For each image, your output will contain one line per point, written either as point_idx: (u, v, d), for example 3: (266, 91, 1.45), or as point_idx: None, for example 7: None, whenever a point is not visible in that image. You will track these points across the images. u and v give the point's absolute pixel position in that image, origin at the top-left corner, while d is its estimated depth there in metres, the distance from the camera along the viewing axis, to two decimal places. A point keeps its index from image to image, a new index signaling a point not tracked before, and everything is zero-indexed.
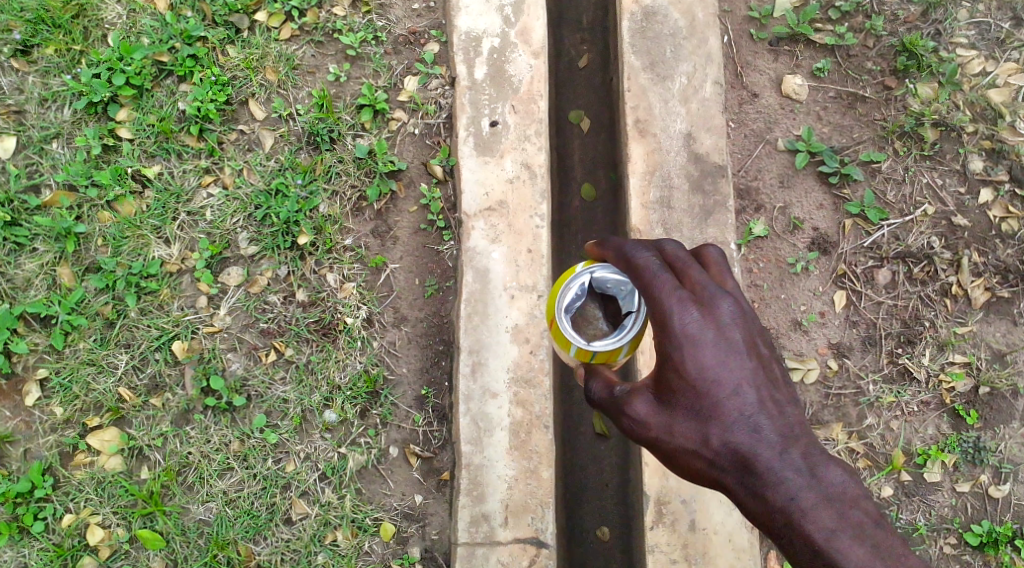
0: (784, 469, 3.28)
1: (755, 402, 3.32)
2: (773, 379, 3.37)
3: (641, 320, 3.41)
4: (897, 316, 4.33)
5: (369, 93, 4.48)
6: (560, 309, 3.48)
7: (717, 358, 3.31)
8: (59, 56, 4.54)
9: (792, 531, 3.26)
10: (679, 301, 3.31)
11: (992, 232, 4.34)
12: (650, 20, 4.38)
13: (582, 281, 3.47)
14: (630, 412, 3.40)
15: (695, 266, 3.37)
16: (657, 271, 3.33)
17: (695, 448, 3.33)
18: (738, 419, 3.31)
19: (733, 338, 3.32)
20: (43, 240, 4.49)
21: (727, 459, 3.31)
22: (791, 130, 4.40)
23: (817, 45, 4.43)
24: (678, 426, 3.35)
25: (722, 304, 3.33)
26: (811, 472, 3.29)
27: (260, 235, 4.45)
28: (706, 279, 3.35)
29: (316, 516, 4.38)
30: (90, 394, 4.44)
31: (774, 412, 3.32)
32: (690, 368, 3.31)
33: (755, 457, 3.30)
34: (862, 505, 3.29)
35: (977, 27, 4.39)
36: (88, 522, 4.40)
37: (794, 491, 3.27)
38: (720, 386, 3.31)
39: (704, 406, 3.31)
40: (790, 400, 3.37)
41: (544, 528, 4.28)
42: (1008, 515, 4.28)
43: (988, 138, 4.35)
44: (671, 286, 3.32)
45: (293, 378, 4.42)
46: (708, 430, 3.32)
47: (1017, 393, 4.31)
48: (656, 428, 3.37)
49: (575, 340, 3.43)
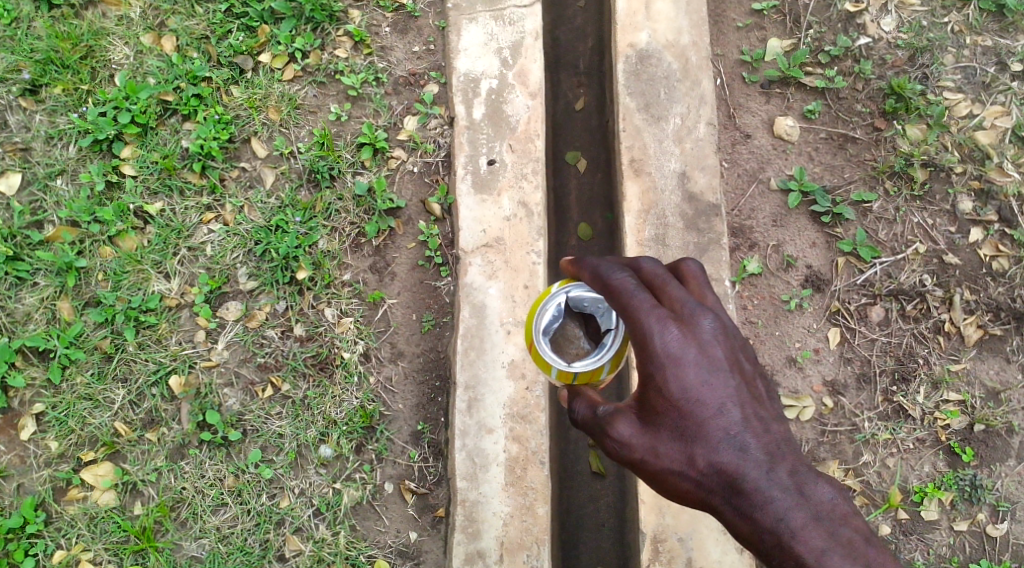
0: (771, 488, 3.24)
1: (740, 420, 3.29)
2: (758, 396, 3.35)
3: (621, 338, 3.45)
4: (891, 353, 4.36)
5: (369, 132, 4.57)
6: (538, 332, 3.51)
7: (699, 376, 3.29)
8: (66, 95, 4.63)
9: (783, 553, 3.20)
10: (658, 319, 3.29)
11: (983, 271, 4.40)
12: (644, 63, 4.48)
13: (558, 302, 3.51)
14: (614, 434, 3.40)
15: (673, 283, 3.35)
16: (635, 291, 3.31)
17: (681, 469, 3.31)
18: (723, 439, 3.28)
19: (715, 356, 3.30)
20: (44, 274, 4.53)
21: (713, 479, 3.29)
22: (784, 170, 4.49)
23: (808, 88, 4.53)
24: (663, 446, 3.33)
25: (702, 321, 3.31)
26: (799, 491, 3.24)
27: (259, 270, 4.50)
28: (685, 295, 3.34)
29: (310, 553, 4.35)
30: (85, 428, 4.44)
31: (760, 430, 3.30)
32: (672, 388, 3.29)
33: (741, 476, 3.26)
34: (853, 522, 3.24)
35: (963, 71, 4.50)
36: (79, 559, 4.37)
37: (783, 512, 3.23)
38: (704, 405, 3.29)
39: (688, 426, 3.29)
40: (775, 417, 3.34)
41: (539, 566, 4.25)
42: (1006, 554, 4.26)
43: (976, 179, 4.43)
44: (650, 304, 3.30)
45: (289, 413, 4.42)
46: (693, 450, 3.29)
47: (1012, 431, 4.33)
48: (640, 450, 3.36)
49: (556, 362, 3.48)
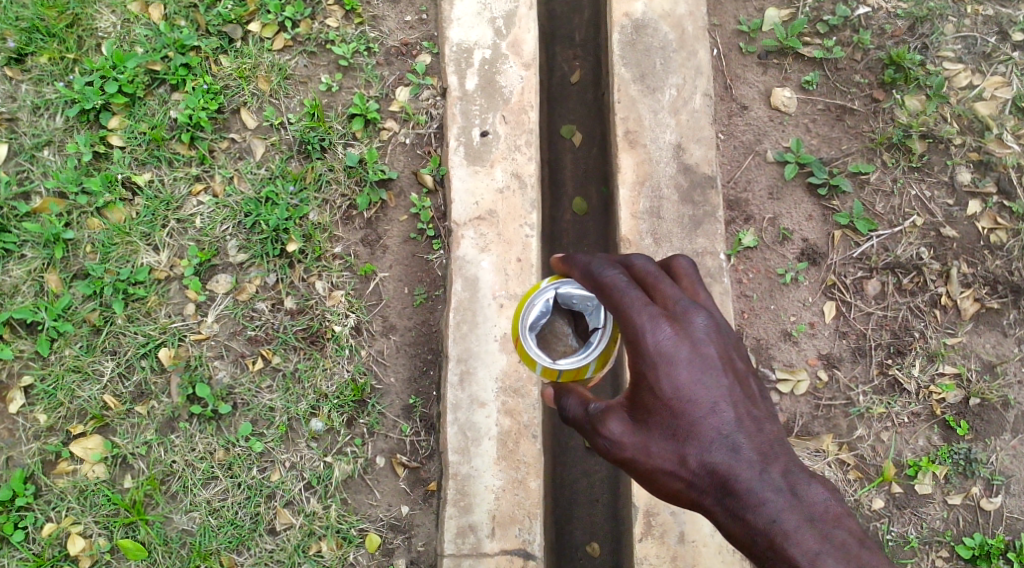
0: (764, 490, 3.20)
1: (732, 419, 3.26)
2: (751, 395, 3.31)
3: (608, 338, 3.41)
4: (886, 327, 4.32)
5: (360, 103, 4.51)
6: (525, 327, 3.47)
7: (692, 375, 3.25)
8: (53, 64, 4.56)
9: (776, 554, 3.17)
10: (650, 317, 3.27)
11: (980, 243, 4.35)
12: (640, 33, 4.42)
13: (547, 297, 3.47)
14: (605, 432, 3.35)
15: (665, 280, 3.33)
16: (627, 288, 3.29)
17: (673, 468, 3.27)
18: (716, 439, 3.24)
19: (708, 353, 3.27)
20: (32, 247, 4.47)
21: (705, 479, 3.25)
22: (780, 142, 4.43)
23: (806, 58, 4.47)
24: (655, 446, 3.29)
25: (696, 319, 3.29)
26: (792, 491, 3.20)
27: (249, 242, 4.45)
28: (678, 292, 3.32)
29: (301, 526, 4.31)
30: (74, 401, 4.39)
31: (753, 429, 3.26)
32: (664, 387, 3.25)
33: (734, 477, 3.22)
34: (847, 524, 3.19)
35: (963, 41, 4.43)
36: (69, 532, 4.32)
37: (776, 513, 3.19)
38: (696, 405, 3.25)
39: (681, 425, 3.25)
40: (768, 416, 3.30)
41: (532, 540, 4.22)
42: (1000, 528, 4.23)
43: (975, 150, 4.38)
44: (642, 302, 3.27)
45: (280, 387, 4.38)
46: (685, 450, 3.25)
47: (1007, 405, 4.29)
48: (632, 448, 3.31)
49: (541, 358, 3.43)
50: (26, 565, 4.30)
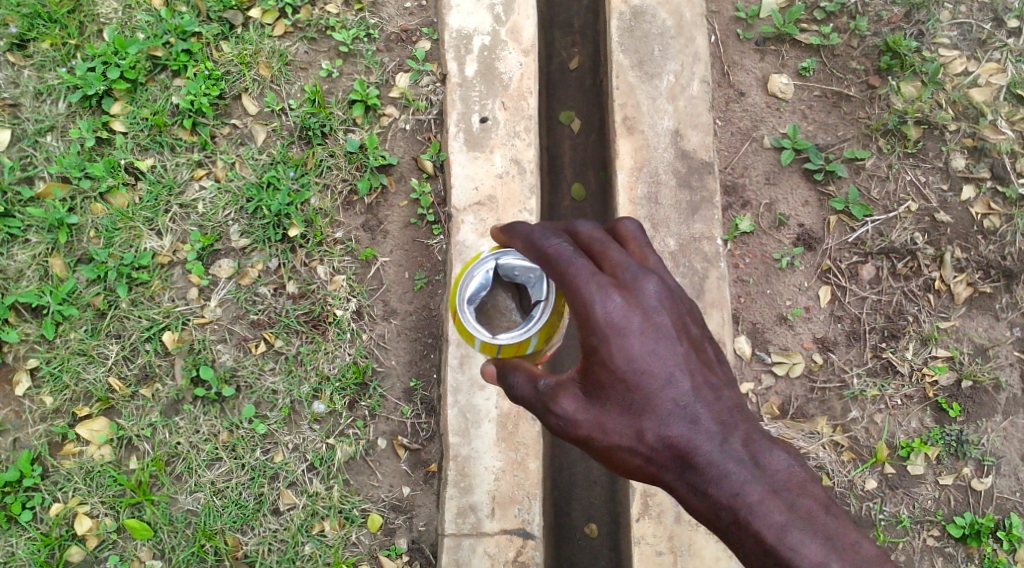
0: (725, 461, 3.28)
1: (689, 389, 3.33)
2: (705, 361, 3.39)
3: (549, 312, 3.45)
4: (881, 311, 4.37)
5: (361, 89, 4.56)
6: (464, 300, 3.50)
7: (645, 346, 3.31)
8: (54, 50, 4.59)
9: (741, 528, 3.23)
10: (599, 287, 3.30)
11: (974, 229, 4.40)
12: (638, 19, 4.46)
13: (487, 268, 3.51)
14: (558, 410, 3.40)
15: (613, 247, 3.37)
16: (574, 257, 3.32)
17: (631, 444, 3.34)
18: (673, 412, 3.31)
19: (659, 321, 3.33)
20: (36, 231, 4.52)
21: (664, 454, 3.32)
22: (777, 128, 4.48)
23: (803, 45, 4.52)
24: (610, 422, 3.35)
25: (647, 286, 3.34)
26: (754, 461, 3.28)
27: (251, 227, 4.50)
28: (626, 259, 3.36)
29: (304, 507, 4.38)
30: (80, 383, 4.45)
31: (709, 398, 3.34)
32: (618, 360, 3.30)
33: (693, 449, 3.30)
34: (811, 491, 3.27)
35: (959, 28, 4.47)
36: (76, 512, 4.39)
37: (740, 486, 3.26)
38: (651, 377, 3.31)
39: (637, 400, 3.32)
40: (724, 383, 3.38)
41: (531, 520, 4.30)
42: (991, 507, 4.29)
43: (970, 136, 4.42)
44: (590, 271, 3.30)
45: (283, 369, 4.44)
46: (642, 424, 3.32)
47: (999, 387, 4.35)
48: (588, 425, 3.37)
49: (480, 332, 3.47)
50: (35, 544, 4.37)
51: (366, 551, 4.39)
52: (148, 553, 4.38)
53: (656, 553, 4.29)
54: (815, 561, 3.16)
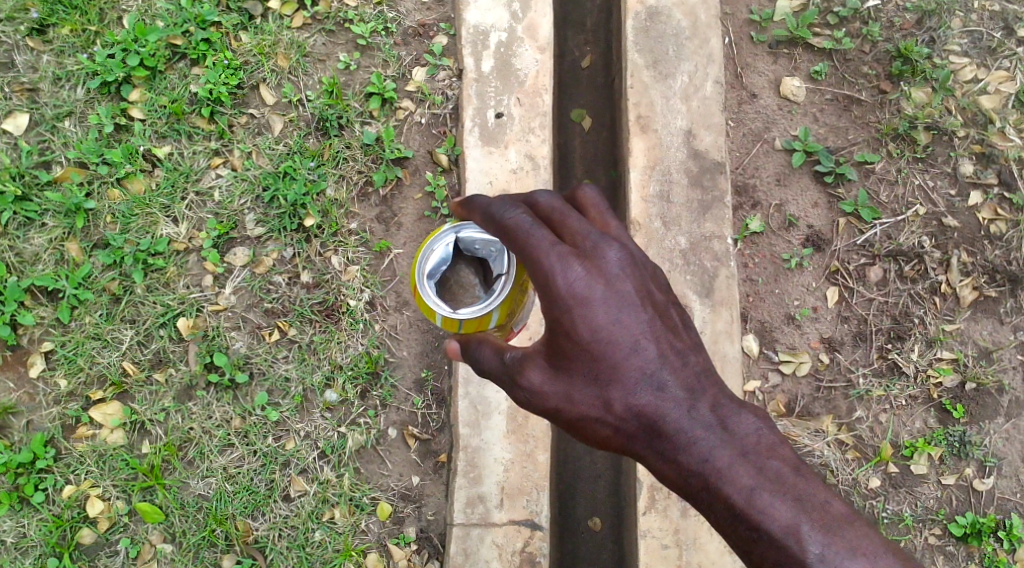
0: (693, 428, 3.33)
1: (655, 356, 3.38)
2: (671, 325, 3.43)
3: (510, 285, 3.56)
4: (887, 313, 4.44)
5: (378, 82, 4.60)
6: (423, 275, 3.62)
7: (608, 314, 3.36)
8: (74, 36, 4.62)
9: (711, 495, 3.29)
10: (559, 257, 3.34)
11: (980, 233, 4.47)
12: (653, 19, 4.52)
13: (447, 242, 3.62)
14: (525, 382, 3.45)
15: (572, 216, 3.41)
16: (532, 228, 3.36)
17: (600, 415, 3.40)
18: (640, 379, 3.37)
19: (622, 289, 3.37)
20: (53, 215, 4.55)
21: (633, 423, 3.38)
22: (788, 130, 4.54)
23: (816, 49, 4.58)
24: (577, 393, 3.40)
25: (607, 253, 3.38)
26: (722, 427, 3.33)
27: (267, 216, 4.54)
28: (586, 227, 3.40)
29: (315, 494, 4.43)
30: (94, 367, 4.49)
31: (676, 364, 3.39)
32: (582, 331, 3.35)
33: (662, 417, 3.36)
34: (780, 453, 3.31)
35: (970, 36, 4.54)
36: (88, 494, 4.43)
37: (708, 452, 3.31)
38: (616, 346, 3.36)
39: (602, 369, 3.37)
40: (691, 347, 3.43)
41: (539, 511, 4.37)
42: (991, 507, 4.37)
43: (978, 142, 4.50)
44: (550, 242, 3.35)
45: (296, 358, 4.48)
46: (610, 395, 3.38)
47: (1002, 390, 4.42)
48: (555, 397, 3.42)
49: (439, 307, 3.58)
50: (46, 526, 4.41)
51: (375, 539, 4.43)
52: (159, 537, 4.42)
53: (662, 547, 4.35)
54: (783, 522, 3.22)
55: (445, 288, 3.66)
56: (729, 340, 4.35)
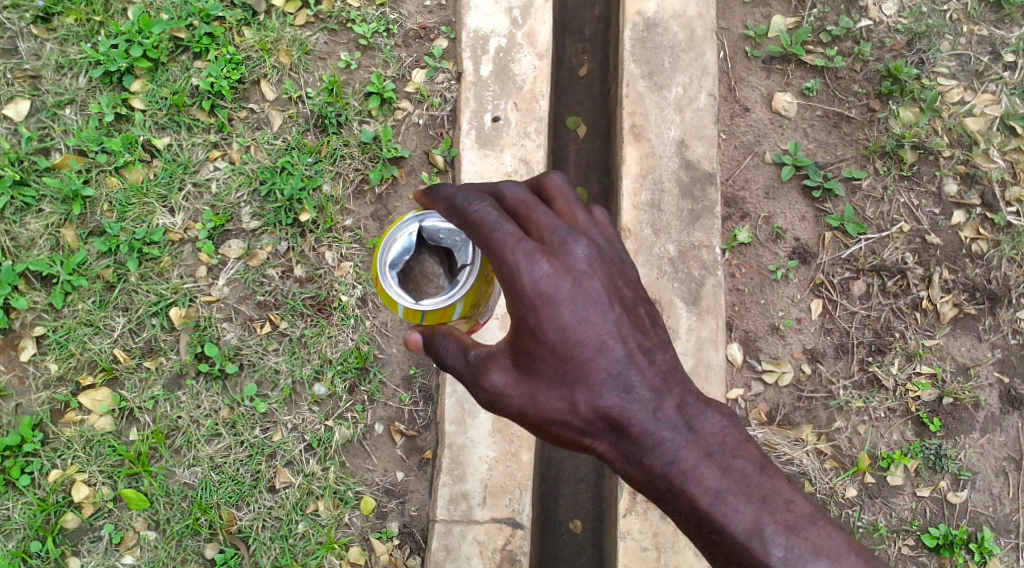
0: (661, 429, 3.41)
1: (623, 356, 3.43)
2: (638, 325, 3.48)
3: (474, 277, 3.51)
4: (869, 327, 4.53)
5: (377, 81, 4.67)
6: (386, 266, 3.53)
7: (575, 314, 3.40)
8: (79, 25, 4.68)
9: (677, 495, 3.39)
10: (526, 254, 3.37)
11: (962, 252, 4.57)
12: (650, 31, 4.62)
13: (411, 232, 3.53)
14: (489, 383, 3.48)
15: (539, 211, 3.44)
16: (498, 223, 3.37)
17: (566, 417, 3.44)
18: (606, 380, 3.41)
19: (588, 287, 3.42)
20: (50, 202, 4.59)
21: (599, 424, 3.43)
22: (778, 145, 4.64)
23: (808, 66, 4.68)
24: (542, 394, 3.45)
25: (574, 251, 3.42)
26: (688, 427, 3.42)
27: (263, 210, 4.59)
28: (553, 222, 3.44)
29: (300, 486, 4.47)
30: (85, 353, 4.52)
31: (643, 364, 3.44)
32: (549, 330, 3.39)
33: (629, 419, 3.42)
34: (744, 452, 3.42)
35: (958, 59, 4.66)
36: (74, 479, 4.46)
37: (674, 453, 3.40)
38: (583, 346, 3.41)
39: (568, 370, 3.41)
40: (657, 346, 3.49)
41: (521, 510, 4.42)
42: (964, 520, 4.45)
43: (963, 163, 4.60)
44: (516, 238, 3.37)
45: (286, 350, 4.53)
46: (576, 396, 3.43)
47: (978, 406, 4.51)
48: (519, 398, 3.47)
49: (403, 299, 3.51)
50: (31, 509, 4.44)
51: (358, 533, 4.47)
52: (142, 523, 4.45)
53: (641, 549, 4.41)
54: (749, 524, 3.34)
55: (408, 279, 3.57)
56: (714, 347, 4.43)
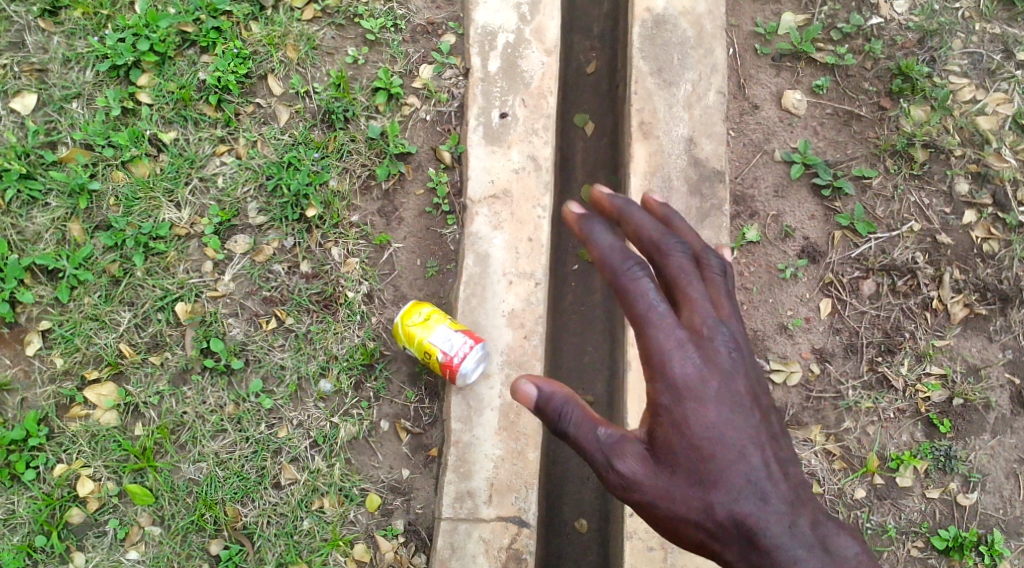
0: (789, 540, 3.43)
1: (761, 464, 3.49)
2: (776, 435, 3.56)
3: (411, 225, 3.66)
4: (878, 327, 4.50)
5: (385, 77, 4.65)
6: None
7: (719, 413, 3.49)
8: (86, 18, 4.66)
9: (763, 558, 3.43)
10: (678, 342, 3.49)
11: (973, 252, 4.53)
12: (659, 28, 4.61)
13: None
14: (621, 469, 3.55)
15: (692, 294, 3.56)
16: (655, 301, 3.49)
17: (696, 519, 3.49)
18: (742, 489, 3.47)
19: (722, 368, 3.52)
20: (56, 195, 4.57)
21: (729, 531, 3.46)
22: (788, 142, 4.61)
23: (818, 63, 4.64)
24: (674, 490, 3.51)
25: (717, 336, 3.54)
26: (823, 547, 3.44)
27: (269, 205, 4.57)
28: (703, 309, 3.55)
29: (305, 482, 4.45)
30: (90, 347, 4.51)
31: (779, 477, 3.50)
32: (694, 426, 3.48)
33: (760, 531, 3.44)
34: (813, 505, 3.51)
35: (970, 57, 4.61)
36: (79, 474, 4.45)
37: (794, 558, 3.41)
38: (726, 449, 3.48)
39: (705, 471, 3.48)
40: (792, 461, 3.56)
41: (527, 508, 4.40)
42: (974, 522, 4.41)
43: (974, 162, 4.56)
44: (671, 326, 3.49)
45: (292, 346, 4.51)
46: (711, 498, 3.48)
47: (988, 407, 4.47)
48: (651, 492, 3.52)
49: None
50: (36, 504, 4.43)
51: (363, 530, 4.46)
52: (147, 519, 4.44)
53: (647, 548, 4.39)
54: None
55: None
56: None
